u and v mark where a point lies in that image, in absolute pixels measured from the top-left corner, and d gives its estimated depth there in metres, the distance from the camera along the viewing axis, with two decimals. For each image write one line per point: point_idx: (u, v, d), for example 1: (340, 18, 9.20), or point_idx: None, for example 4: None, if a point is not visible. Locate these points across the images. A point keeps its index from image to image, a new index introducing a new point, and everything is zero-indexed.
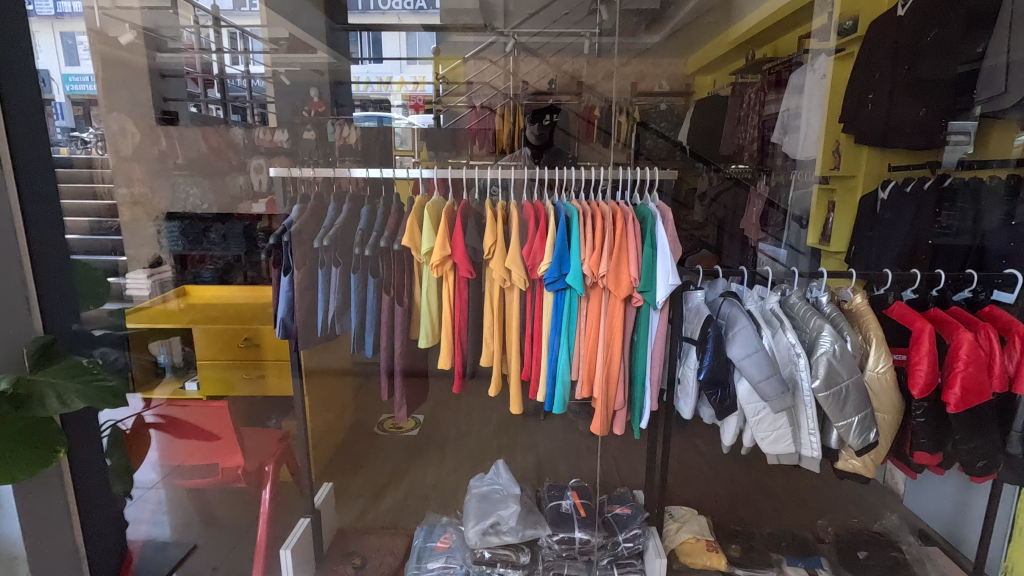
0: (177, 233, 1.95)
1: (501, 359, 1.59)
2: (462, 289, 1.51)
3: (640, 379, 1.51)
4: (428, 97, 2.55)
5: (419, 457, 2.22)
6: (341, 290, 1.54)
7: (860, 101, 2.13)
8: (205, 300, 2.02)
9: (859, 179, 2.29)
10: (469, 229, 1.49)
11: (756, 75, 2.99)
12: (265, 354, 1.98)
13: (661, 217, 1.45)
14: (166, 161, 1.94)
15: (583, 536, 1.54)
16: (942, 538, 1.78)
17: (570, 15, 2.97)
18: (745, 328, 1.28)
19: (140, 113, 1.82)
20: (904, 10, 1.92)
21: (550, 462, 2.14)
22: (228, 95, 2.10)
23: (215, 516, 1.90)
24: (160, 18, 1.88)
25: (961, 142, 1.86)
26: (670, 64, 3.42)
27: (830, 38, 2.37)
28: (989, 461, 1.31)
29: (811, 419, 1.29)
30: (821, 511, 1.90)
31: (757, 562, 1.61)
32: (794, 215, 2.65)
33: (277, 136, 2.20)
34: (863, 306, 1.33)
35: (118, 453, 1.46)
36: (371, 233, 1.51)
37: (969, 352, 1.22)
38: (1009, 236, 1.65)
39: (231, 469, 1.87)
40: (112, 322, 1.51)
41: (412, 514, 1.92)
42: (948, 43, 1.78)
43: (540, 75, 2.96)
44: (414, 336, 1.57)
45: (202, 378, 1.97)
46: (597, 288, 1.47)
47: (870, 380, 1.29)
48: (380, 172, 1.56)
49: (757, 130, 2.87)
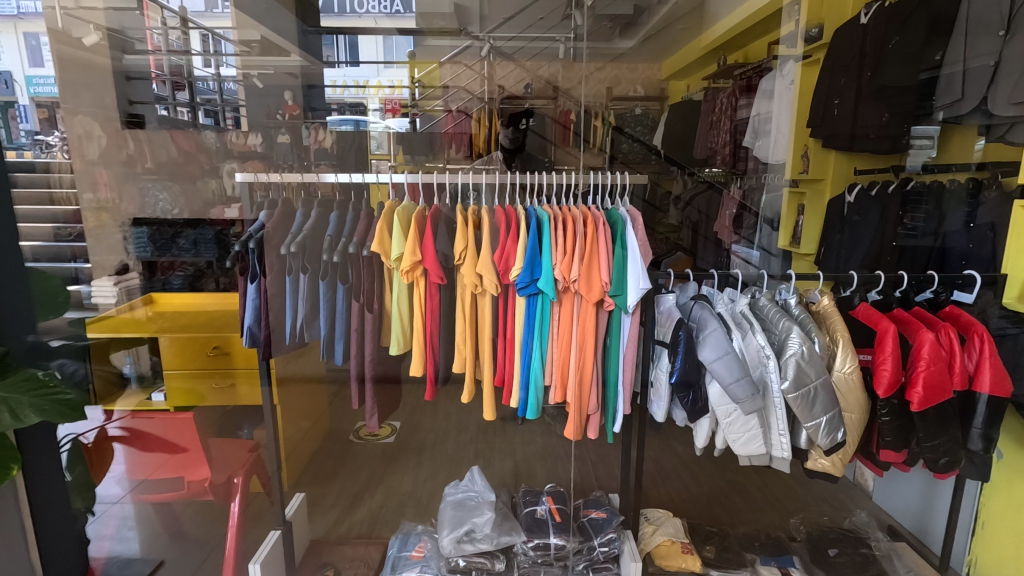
0: (145, 239, 1.89)
1: (474, 365, 1.57)
2: (433, 295, 1.49)
3: (613, 381, 1.52)
4: (404, 101, 2.57)
5: (395, 465, 2.19)
6: (310, 296, 1.50)
7: (826, 106, 2.19)
8: (174, 308, 1.94)
9: (826, 182, 2.36)
10: (439, 234, 1.47)
11: (728, 80, 3.04)
12: (236, 362, 1.93)
13: (631, 222, 1.46)
14: (134, 165, 1.89)
15: (558, 541, 1.54)
16: (910, 534, 1.81)
17: (544, 20, 3.00)
18: (715, 331, 1.30)
19: (105, 116, 1.77)
20: (867, 18, 2.00)
21: (527, 467, 2.13)
22: (198, 98, 2.06)
23: (183, 531, 1.82)
24: (124, 18, 1.83)
25: (925, 146, 1.92)
26: (646, 69, 3.43)
27: (797, 44, 2.42)
28: (951, 458, 1.32)
29: (781, 420, 1.31)
30: (794, 509, 1.93)
31: (731, 562, 1.61)
32: (766, 217, 2.68)
33: (251, 140, 2.15)
34: (831, 307, 1.36)
35: (79, 468, 1.42)
36: (340, 239, 1.49)
37: (930, 352, 1.25)
38: (968, 237, 1.68)
39: (197, 482, 1.80)
40: (73, 333, 1.46)
41: (388, 523, 1.89)
42: (910, 50, 1.82)
43: (516, 79, 3.02)
44: (385, 343, 1.55)
45: (169, 388, 1.89)
46: (569, 293, 1.47)
47: (837, 380, 1.31)
48: (358, 177, 1.52)
49: (729, 134, 2.91)
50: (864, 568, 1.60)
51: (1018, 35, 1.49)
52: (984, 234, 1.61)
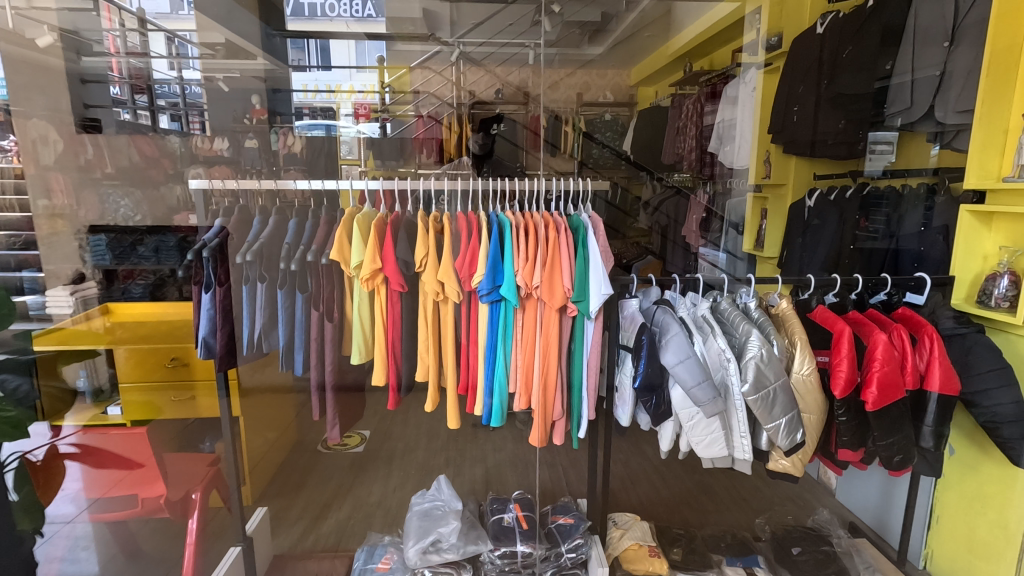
0: (103, 248, 1.79)
1: (437, 373, 1.55)
2: (395, 303, 1.48)
3: (577, 385, 1.53)
4: (375, 106, 2.63)
5: (364, 475, 2.16)
6: (268, 306, 1.48)
7: (786, 113, 2.23)
8: (134, 318, 1.84)
9: (788, 187, 2.40)
10: (400, 241, 1.45)
11: (693, 87, 3.08)
12: (195, 374, 1.85)
13: (593, 228, 1.47)
14: (93, 171, 1.79)
15: (525, 549, 1.56)
16: (871, 530, 1.86)
17: (512, 27, 2.98)
18: (677, 335, 1.31)
19: (60, 119, 1.68)
20: (823, 28, 2.05)
21: (498, 473, 2.13)
22: (159, 102, 1.98)
23: (140, 550, 1.74)
24: (80, 19, 1.71)
25: (885, 151, 1.98)
26: (614, 76, 3.41)
27: (759, 52, 2.48)
28: (906, 455, 1.36)
29: (742, 422, 1.33)
30: (760, 509, 1.97)
31: (697, 564, 1.63)
32: (732, 221, 2.72)
33: (217, 144, 2.09)
34: (788, 311, 1.38)
35: (27, 487, 1.44)
36: (298, 247, 1.47)
37: (883, 352, 1.28)
38: (920, 241, 1.74)
39: (153, 499, 1.63)
40: (18, 345, 1.54)
41: (355, 535, 1.85)
42: (863, 59, 1.88)
43: (486, 85, 3.03)
44: (346, 352, 1.53)
45: (125, 402, 1.82)
46: (532, 299, 1.46)
47: (796, 381, 1.33)
48: (327, 184, 1.49)
49: (695, 139, 2.95)
50: (825, 565, 1.62)
51: (962, 45, 1.55)
52: (935, 237, 1.66)
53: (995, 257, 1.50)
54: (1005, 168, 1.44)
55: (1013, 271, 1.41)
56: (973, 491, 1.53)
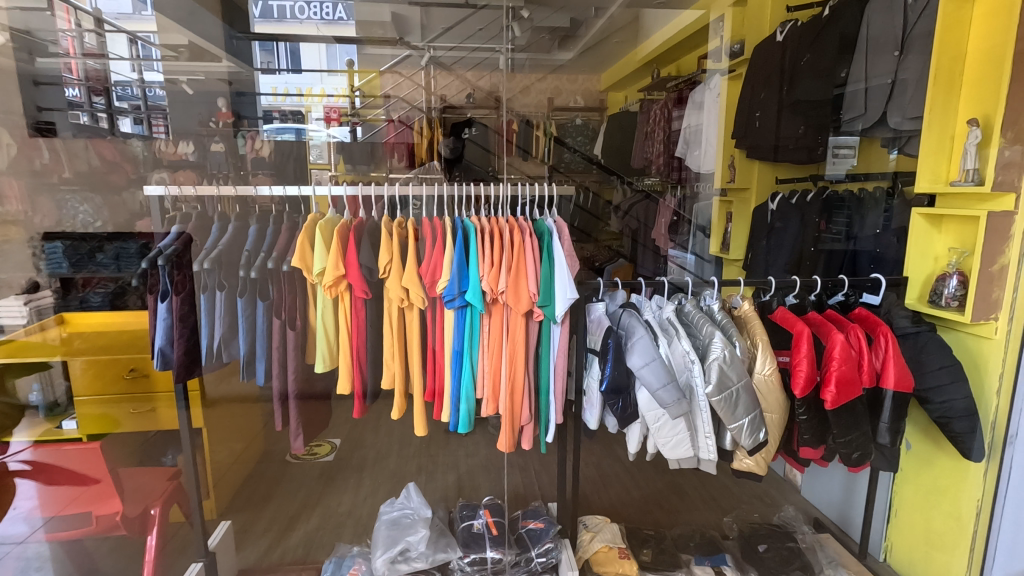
0: (59, 255, 1.75)
1: (404, 380, 1.53)
2: (359, 310, 1.46)
3: (545, 388, 1.54)
4: (344, 110, 2.54)
5: (335, 484, 2.12)
6: (228, 315, 1.48)
7: (749, 118, 2.29)
8: (90, 328, 1.77)
9: (751, 192, 2.46)
10: (363, 247, 1.43)
11: (661, 92, 3.15)
12: (156, 386, 1.80)
13: (558, 233, 1.48)
14: (49, 177, 1.75)
15: (495, 554, 1.54)
16: (834, 524, 1.91)
17: (482, 32, 2.99)
18: (642, 338, 1.32)
19: (11, 121, 1.67)
20: (783, 36, 2.11)
21: (471, 479, 2.12)
22: (116, 105, 1.89)
23: (97, 568, 1.69)
24: (32, 19, 1.68)
25: (846, 155, 2.03)
26: (585, 80, 3.44)
27: (723, 60, 2.55)
28: (863, 452, 1.40)
29: (706, 422, 1.35)
30: (728, 508, 2.01)
31: (666, 564, 1.65)
32: (700, 224, 2.78)
33: (181, 148, 2.01)
34: (750, 312, 1.41)
35: None
36: (259, 254, 1.47)
37: (841, 351, 1.32)
38: (876, 244, 1.81)
39: (108, 517, 1.53)
40: None
41: (324, 546, 1.81)
42: (820, 67, 1.94)
43: (457, 89, 3.01)
44: (311, 360, 1.50)
45: (81, 416, 1.77)
46: (498, 305, 1.46)
47: (758, 381, 1.36)
48: (292, 189, 1.49)
49: (663, 143, 3.07)
50: (790, 561, 1.66)
51: (910, 54, 1.62)
52: (890, 240, 1.73)
53: (946, 258, 1.55)
54: (952, 172, 1.50)
55: (961, 271, 1.46)
56: (928, 484, 1.59)
